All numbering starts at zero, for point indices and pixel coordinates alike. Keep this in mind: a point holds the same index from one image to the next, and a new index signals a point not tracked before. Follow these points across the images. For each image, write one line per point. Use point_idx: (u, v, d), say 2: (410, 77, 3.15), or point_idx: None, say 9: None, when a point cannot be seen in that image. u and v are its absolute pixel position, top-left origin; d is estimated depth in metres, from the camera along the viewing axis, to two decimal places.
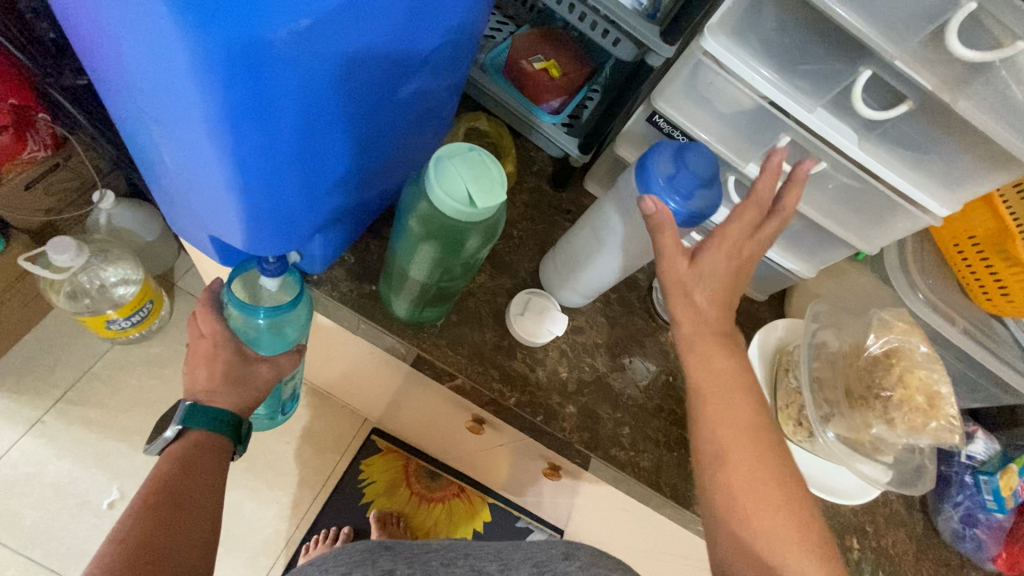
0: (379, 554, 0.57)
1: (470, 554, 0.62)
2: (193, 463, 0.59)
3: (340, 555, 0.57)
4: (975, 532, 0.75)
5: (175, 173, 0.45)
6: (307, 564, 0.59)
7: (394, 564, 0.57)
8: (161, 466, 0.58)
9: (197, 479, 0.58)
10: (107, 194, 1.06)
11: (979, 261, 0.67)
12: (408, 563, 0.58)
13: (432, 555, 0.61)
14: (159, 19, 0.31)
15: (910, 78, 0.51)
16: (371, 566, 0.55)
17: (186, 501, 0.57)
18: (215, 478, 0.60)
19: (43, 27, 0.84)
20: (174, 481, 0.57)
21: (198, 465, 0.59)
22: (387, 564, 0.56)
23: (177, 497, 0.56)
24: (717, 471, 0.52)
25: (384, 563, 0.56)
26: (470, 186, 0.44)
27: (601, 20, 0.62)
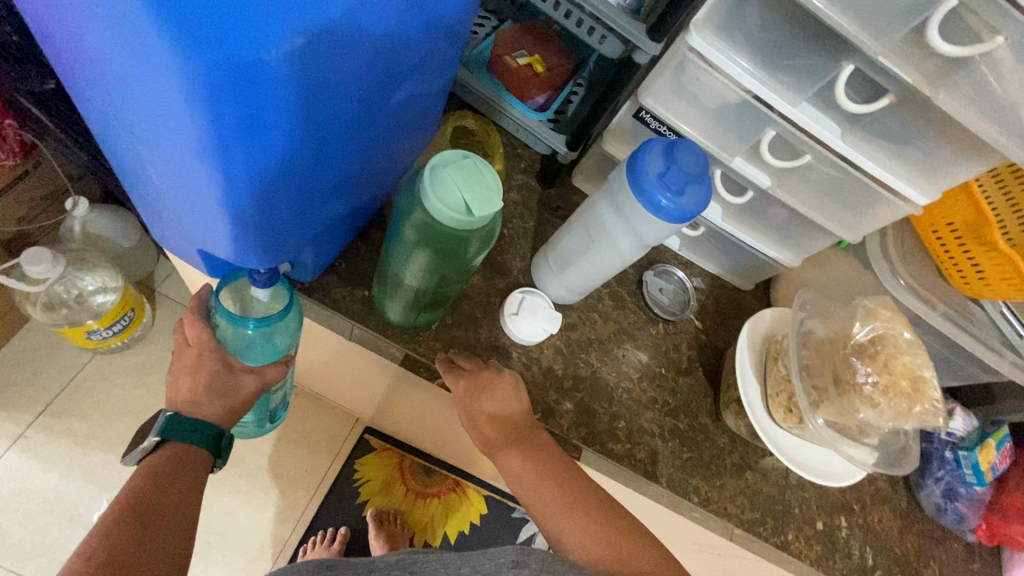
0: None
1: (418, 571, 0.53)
2: (168, 476, 0.55)
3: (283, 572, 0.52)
4: (956, 505, 0.79)
5: (162, 189, 0.44)
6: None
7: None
8: (134, 479, 0.54)
9: (173, 493, 0.55)
10: (81, 200, 1.03)
11: (957, 246, 0.68)
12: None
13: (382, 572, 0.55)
14: (149, 39, 0.31)
15: (890, 72, 0.52)
16: None
17: (159, 516, 0.53)
18: (191, 493, 0.56)
19: (5, 32, 0.80)
20: (147, 494, 0.53)
21: (174, 478, 0.56)
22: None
23: (149, 512, 0.52)
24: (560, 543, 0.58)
25: None
26: (466, 195, 0.44)
27: (587, 18, 0.59)
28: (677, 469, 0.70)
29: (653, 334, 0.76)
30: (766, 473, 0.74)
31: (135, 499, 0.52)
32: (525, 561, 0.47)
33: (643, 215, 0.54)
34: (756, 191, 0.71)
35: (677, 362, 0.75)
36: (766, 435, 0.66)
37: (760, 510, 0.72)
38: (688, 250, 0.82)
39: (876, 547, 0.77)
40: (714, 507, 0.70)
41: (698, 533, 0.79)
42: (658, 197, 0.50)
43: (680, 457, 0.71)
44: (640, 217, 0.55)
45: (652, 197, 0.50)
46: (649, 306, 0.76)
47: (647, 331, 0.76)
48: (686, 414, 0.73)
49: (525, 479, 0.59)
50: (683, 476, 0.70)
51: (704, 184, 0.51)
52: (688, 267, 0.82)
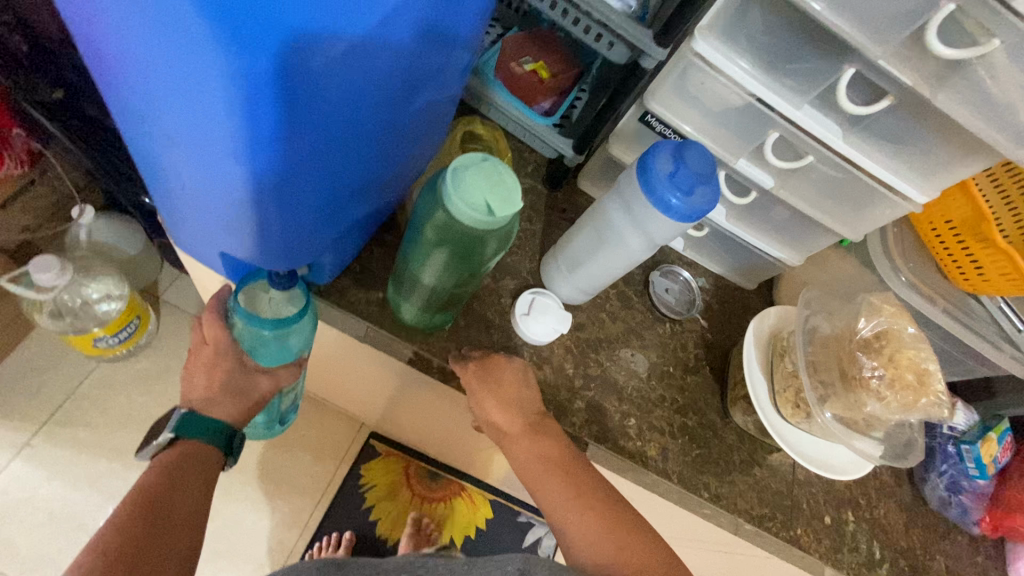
0: None
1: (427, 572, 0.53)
2: (181, 473, 0.55)
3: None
4: (960, 498, 0.80)
5: (188, 189, 0.45)
6: None
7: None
8: (147, 476, 0.54)
9: (184, 492, 0.54)
10: (88, 211, 1.01)
11: (956, 244, 0.70)
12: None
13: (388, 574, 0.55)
14: (198, 47, 0.32)
15: (890, 75, 0.54)
16: None
17: (170, 514, 0.52)
18: (202, 492, 0.56)
19: (15, 39, 0.83)
20: (159, 491, 0.53)
21: (185, 477, 0.55)
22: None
23: (161, 509, 0.52)
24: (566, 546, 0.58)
25: None
26: (487, 195, 0.45)
27: (594, 24, 0.61)
28: (686, 465, 0.71)
29: (660, 334, 0.77)
30: (774, 469, 0.75)
31: (147, 495, 0.52)
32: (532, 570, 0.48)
33: (654, 214, 0.55)
34: (759, 192, 0.72)
35: (684, 360, 0.77)
36: (774, 430, 0.67)
37: (769, 505, 0.73)
38: (692, 251, 0.83)
39: (882, 541, 0.78)
40: (724, 503, 0.71)
41: (707, 530, 0.80)
42: (669, 197, 0.52)
43: (690, 454, 0.72)
44: (651, 217, 0.56)
45: (663, 197, 0.52)
46: (656, 306, 0.78)
47: (655, 330, 0.77)
48: (695, 412, 0.74)
49: (538, 476, 0.60)
50: (692, 473, 0.71)
51: (714, 184, 0.52)
52: (692, 268, 0.83)
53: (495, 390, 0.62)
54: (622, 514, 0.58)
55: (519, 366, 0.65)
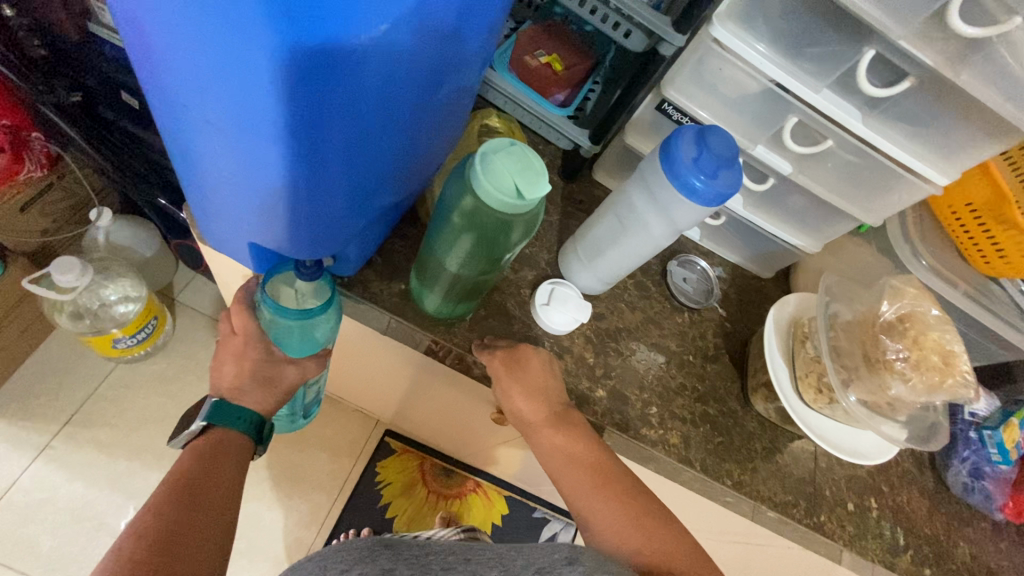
0: (379, 553, 0.52)
1: (471, 559, 0.53)
2: (212, 460, 0.56)
3: (340, 551, 0.52)
4: (983, 483, 0.79)
5: (221, 180, 0.46)
6: (306, 561, 0.53)
7: (394, 564, 0.51)
8: (182, 461, 0.55)
9: (219, 475, 0.55)
10: (105, 211, 1.02)
11: (977, 227, 0.70)
12: (408, 563, 0.51)
13: (433, 558, 0.54)
14: (245, 27, 0.31)
15: (912, 56, 0.54)
16: (369, 565, 0.49)
17: (207, 496, 0.53)
18: (236, 476, 0.57)
19: (34, 44, 0.83)
20: (193, 475, 0.53)
21: (219, 461, 0.56)
22: (387, 562, 0.51)
23: (197, 492, 0.52)
24: (592, 534, 0.58)
25: (384, 562, 0.50)
26: (517, 179, 0.46)
27: (612, 13, 0.61)
28: (709, 453, 0.71)
29: (679, 323, 0.77)
30: (796, 456, 0.75)
31: (181, 480, 0.53)
32: (580, 559, 0.45)
33: (677, 200, 0.56)
34: (777, 179, 0.72)
35: (704, 349, 0.77)
36: (798, 417, 0.67)
37: (792, 492, 0.73)
38: (709, 240, 0.83)
39: (906, 528, 0.77)
40: (747, 490, 0.71)
41: (729, 520, 0.80)
42: (692, 180, 0.52)
43: (712, 442, 0.72)
44: (673, 202, 0.56)
45: (687, 180, 0.52)
46: (674, 295, 0.78)
47: (674, 319, 0.77)
48: (716, 400, 0.74)
49: (564, 464, 0.60)
50: (714, 460, 0.71)
51: (737, 168, 0.53)
52: (709, 257, 0.83)
53: (519, 378, 0.62)
54: (648, 502, 0.58)
55: (542, 354, 0.65)
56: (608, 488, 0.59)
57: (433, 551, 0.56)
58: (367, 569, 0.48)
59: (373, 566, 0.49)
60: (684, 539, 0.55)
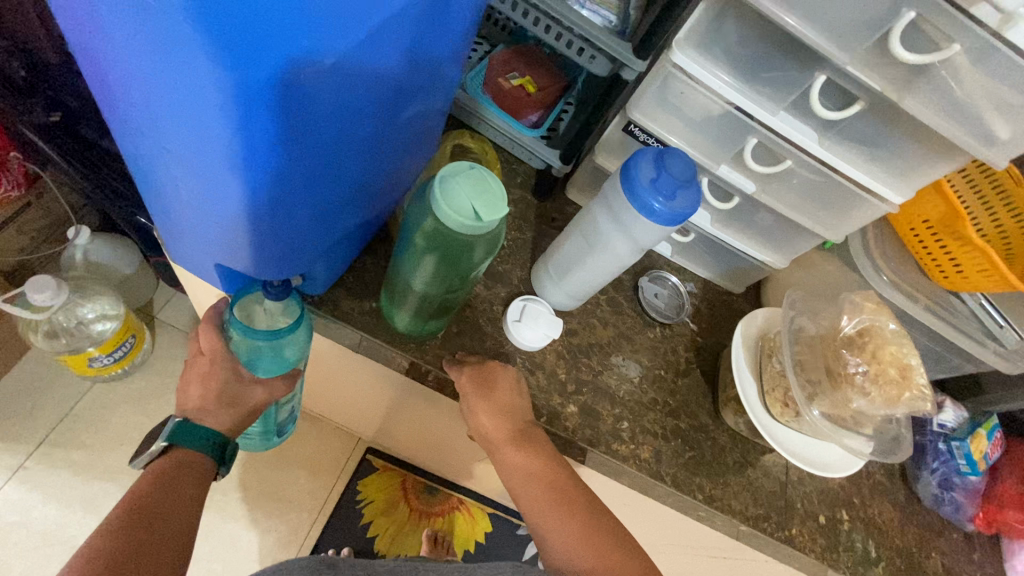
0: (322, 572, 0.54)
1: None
2: (173, 481, 0.56)
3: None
4: (953, 495, 0.80)
5: (187, 204, 0.46)
6: None
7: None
8: (142, 482, 0.55)
9: (178, 497, 0.55)
10: (82, 228, 1.02)
11: (934, 243, 0.72)
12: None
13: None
14: (196, 60, 0.32)
15: (861, 81, 0.56)
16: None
17: (163, 517, 0.53)
18: (195, 499, 0.56)
19: (15, 66, 0.84)
20: (153, 497, 0.53)
21: (178, 483, 0.56)
22: None
23: (153, 514, 0.52)
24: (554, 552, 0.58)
25: None
26: (474, 202, 0.47)
27: (576, 38, 0.63)
28: (680, 468, 0.72)
29: (650, 338, 0.78)
30: (767, 469, 0.76)
31: (140, 501, 0.52)
32: None
33: (639, 220, 0.57)
34: (741, 197, 0.74)
35: (675, 364, 0.78)
36: (766, 432, 0.68)
37: (764, 506, 0.74)
38: (679, 257, 0.85)
39: (878, 540, 0.78)
40: (719, 504, 0.72)
41: (705, 535, 0.80)
42: (652, 202, 0.53)
43: (682, 456, 0.73)
44: (636, 222, 0.58)
45: (646, 202, 0.53)
46: (646, 311, 0.79)
47: (646, 335, 0.78)
48: (688, 414, 0.75)
49: (529, 481, 0.60)
50: (686, 475, 0.72)
51: (695, 189, 0.54)
52: (680, 273, 0.85)
53: (488, 394, 0.63)
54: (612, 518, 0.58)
55: (510, 371, 0.65)
56: (576, 504, 0.59)
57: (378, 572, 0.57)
58: None
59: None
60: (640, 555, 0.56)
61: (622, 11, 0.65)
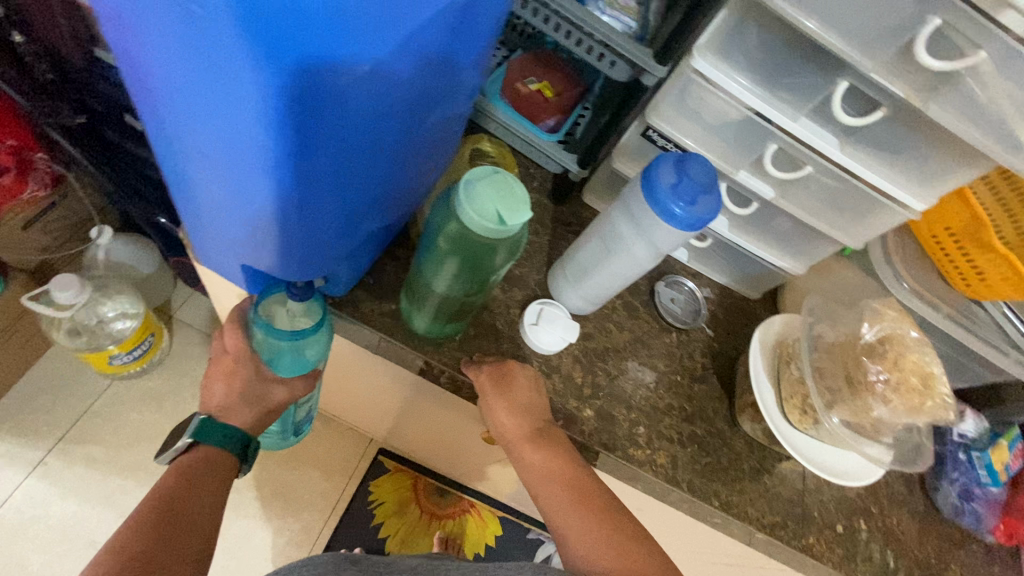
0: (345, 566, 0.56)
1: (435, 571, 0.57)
2: (197, 476, 0.57)
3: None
4: (973, 505, 0.79)
5: (216, 206, 0.47)
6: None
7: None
8: (167, 477, 0.56)
9: (201, 493, 0.56)
10: (105, 228, 1.03)
11: (957, 251, 0.71)
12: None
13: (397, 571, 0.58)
14: (236, 64, 0.33)
15: (883, 87, 0.56)
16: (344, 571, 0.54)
17: (187, 513, 0.53)
18: (219, 494, 0.57)
19: (42, 68, 0.87)
20: (178, 492, 0.54)
21: (202, 479, 0.57)
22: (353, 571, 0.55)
23: (177, 508, 0.53)
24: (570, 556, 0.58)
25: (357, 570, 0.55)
26: (498, 206, 0.48)
27: (596, 44, 0.63)
28: (696, 474, 0.72)
29: (667, 343, 0.78)
30: (784, 476, 0.76)
31: (166, 496, 0.53)
32: None
33: (659, 224, 0.57)
34: (760, 203, 0.74)
35: (691, 369, 0.77)
36: (784, 438, 0.67)
37: (780, 514, 0.73)
38: (696, 262, 0.85)
39: (897, 551, 0.77)
40: (735, 511, 0.71)
41: (719, 542, 0.79)
42: (673, 208, 0.53)
43: (699, 462, 0.72)
44: (656, 227, 0.58)
45: (667, 207, 0.54)
46: (662, 316, 0.79)
47: (662, 339, 0.78)
48: (703, 420, 0.75)
49: (546, 484, 0.60)
50: (701, 481, 0.71)
51: (716, 194, 0.54)
52: (697, 278, 0.85)
53: (505, 397, 0.63)
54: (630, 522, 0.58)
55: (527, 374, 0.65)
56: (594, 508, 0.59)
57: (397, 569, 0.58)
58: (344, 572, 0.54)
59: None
60: (657, 552, 0.56)
61: (641, 15, 0.65)
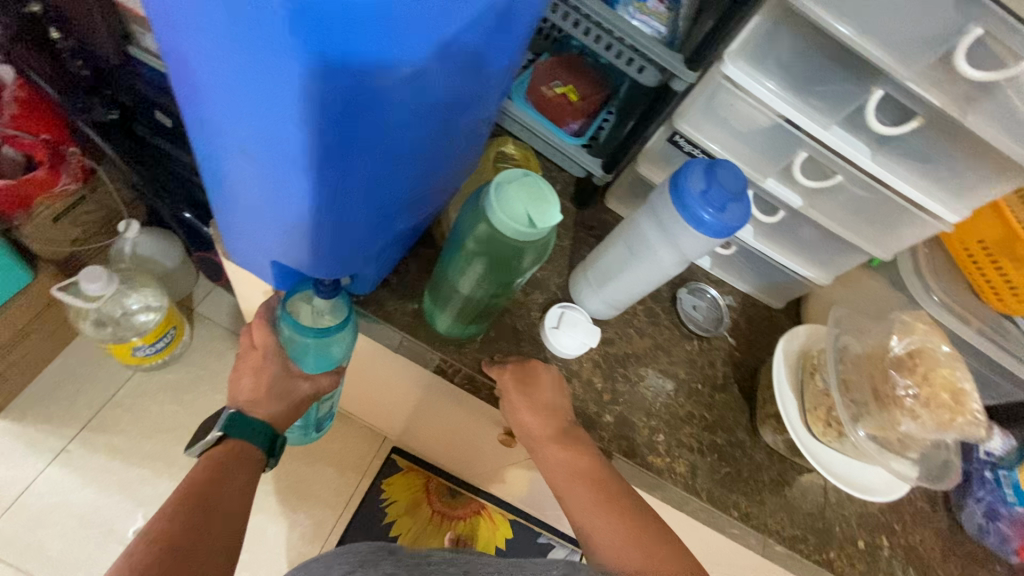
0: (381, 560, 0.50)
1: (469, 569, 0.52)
2: (227, 470, 0.57)
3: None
4: (998, 526, 0.77)
5: (252, 202, 0.48)
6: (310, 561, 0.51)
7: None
8: (198, 469, 0.57)
9: (230, 485, 0.56)
10: (133, 223, 1.05)
11: (989, 263, 0.70)
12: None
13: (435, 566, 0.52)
14: (283, 64, 0.34)
15: (919, 96, 0.55)
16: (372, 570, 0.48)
17: (218, 505, 0.54)
18: (247, 486, 0.58)
19: (77, 64, 0.89)
20: (208, 484, 0.55)
21: (232, 472, 0.58)
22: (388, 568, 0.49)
23: (208, 500, 0.54)
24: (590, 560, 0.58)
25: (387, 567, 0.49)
26: (529, 209, 0.48)
27: (626, 49, 0.62)
28: (715, 484, 0.71)
29: (687, 350, 0.77)
30: (805, 489, 0.74)
31: (197, 488, 0.54)
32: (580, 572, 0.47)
33: (686, 230, 0.57)
34: (787, 212, 0.73)
35: (712, 377, 0.77)
36: (807, 450, 0.67)
37: (801, 527, 0.72)
38: (719, 269, 0.84)
39: (919, 569, 0.75)
40: (755, 523, 0.70)
41: (736, 554, 0.78)
42: (701, 214, 0.53)
43: (719, 472, 0.71)
44: (684, 233, 0.58)
45: (695, 213, 0.53)
46: (684, 323, 0.78)
47: (683, 347, 0.77)
48: (724, 430, 0.74)
49: (568, 487, 0.60)
50: (721, 491, 0.71)
51: (745, 202, 0.54)
52: (719, 286, 0.84)
53: (527, 398, 0.63)
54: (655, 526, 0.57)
55: (550, 378, 0.65)
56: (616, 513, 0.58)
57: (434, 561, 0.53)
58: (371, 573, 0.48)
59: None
60: (686, 555, 0.55)
61: (671, 21, 0.65)
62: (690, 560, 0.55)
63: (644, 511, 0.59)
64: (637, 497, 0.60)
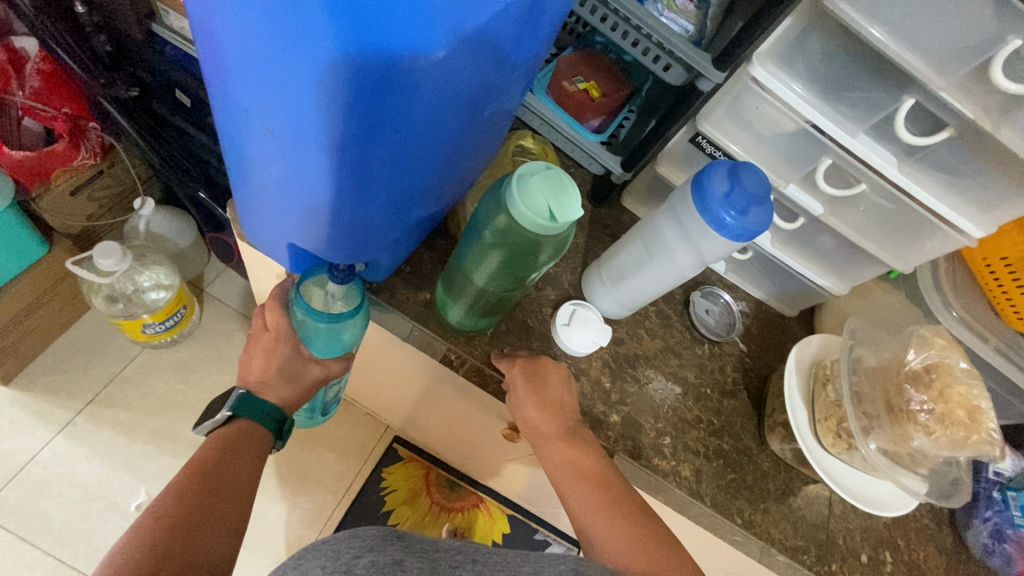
0: (390, 543, 0.48)
1: (479, 560, 0.50)
2: (233, 449, 0.58)
3: (353, 536, 0.48)
4: (1004, 547, 0.75)
5: (273, 183, 0.48)
6: (318, 542, 0.49)
7: (404, 555, 0.47)
8: (206, 448, 0.57)
9: (237, 465, 0.57)
10: (148, 201, 1.07)
11: (1012, 282, 0.69)
12: (417, 555, 0.47)
13: (443, 554, 0.50)
14: (313, 45, 0.33)
15: (952, 107, 0.54)
16: (380, 554, 0.46)
17: (224, 484, 0.54)
18: (254, 467, 0.58)
19: (101, 40, 0.89)
20: (214, 464, 0.55)
21: (238, 453, 0.58)
22: (397, 553, 0.47)
23: (215, 479, 0.54)
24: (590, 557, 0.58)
25: (394, 553, 0.46)
26: (550, 202, 0.48)
27: (653, 46, 0.62)
28: (720, 489, 0.70)
29: (698, 354, 0.77)
30: (809, 500, 0.74)
31: (203, 467, 0.54)
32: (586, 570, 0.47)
33: (706, 232, 0.56)
34: (807, 219, 0.73)
35: (722, 383, 0.76)
36: (816, 461, 0.67)
37: (804, 538, 0.72)
38: (733, 274, 0.83)
39: None
40: (758, 531, 0.70)
41: (736, 561, 0.78)
42: (723, 215, 0.52)
43: (724, 478, 0.71)
44: (703, 235, 0.57)
45: (717, 215, 0.53)
46: (695, 326, 0.78)
47: (693, 351, 0.77)
48: (731, 436, 0.73)
49: (572, 484, 0.60)
50: (725, 496, 0.70)
51: (768, 207, 0.53)
52: (733, 291, 0.83)
53: (536, 393, 0.63)
54: (658, 527, 0.57)
55: (559, 375, 0.65)
56: (620, 513, 0.58)
57: (443, 547, 0.51)
58: (377, 560, 0.45)
59: (382, 557, 0.45)
60: (689, 558, 0.55)
61: (699, 21, 0.64)
62: (691, 563, 0.54)
63: (647, 511, 0.59)
64: (642, 498, 0.60)
